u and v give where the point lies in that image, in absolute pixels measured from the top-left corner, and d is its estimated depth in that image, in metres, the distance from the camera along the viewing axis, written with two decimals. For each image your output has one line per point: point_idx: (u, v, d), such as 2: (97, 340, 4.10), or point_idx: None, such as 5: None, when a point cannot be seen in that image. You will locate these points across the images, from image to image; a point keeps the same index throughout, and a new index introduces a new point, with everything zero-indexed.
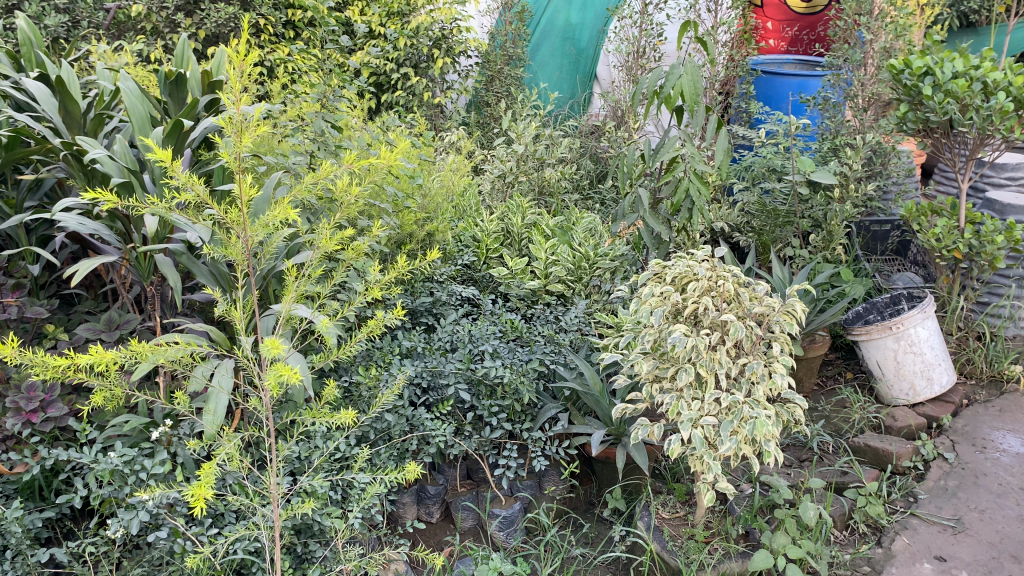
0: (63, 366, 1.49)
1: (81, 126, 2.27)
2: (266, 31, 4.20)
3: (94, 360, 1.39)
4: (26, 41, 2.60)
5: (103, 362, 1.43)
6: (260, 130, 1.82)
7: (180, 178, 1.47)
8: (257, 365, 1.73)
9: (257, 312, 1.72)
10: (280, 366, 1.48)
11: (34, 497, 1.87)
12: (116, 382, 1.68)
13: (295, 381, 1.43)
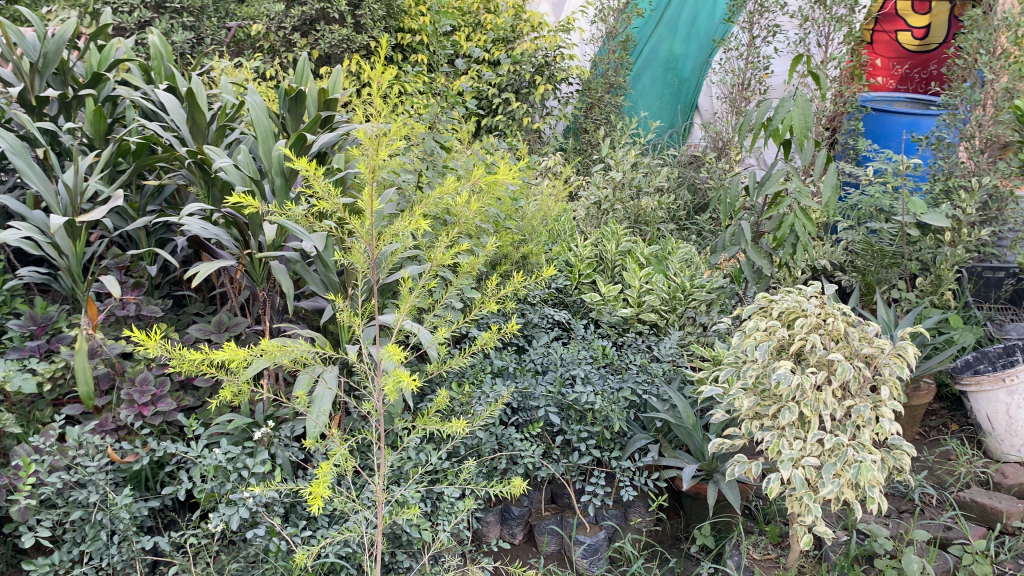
0: (199, 360, 1.57)
1: (204, 136, 2.38)
2: (376, 53, 4.35)
3: (228, 356, 1.46)
4: (157, 55, 2.76)
5: (237, 359, 1.51)
6: (377, 146, 1.88)
7: (313, 187, 1.55)
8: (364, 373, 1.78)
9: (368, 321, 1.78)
10: (396, 371, 1.52)
11: (140, 486, 1.95)
12: (241, 380, 1.76)
13: (410, 388, 1.46)
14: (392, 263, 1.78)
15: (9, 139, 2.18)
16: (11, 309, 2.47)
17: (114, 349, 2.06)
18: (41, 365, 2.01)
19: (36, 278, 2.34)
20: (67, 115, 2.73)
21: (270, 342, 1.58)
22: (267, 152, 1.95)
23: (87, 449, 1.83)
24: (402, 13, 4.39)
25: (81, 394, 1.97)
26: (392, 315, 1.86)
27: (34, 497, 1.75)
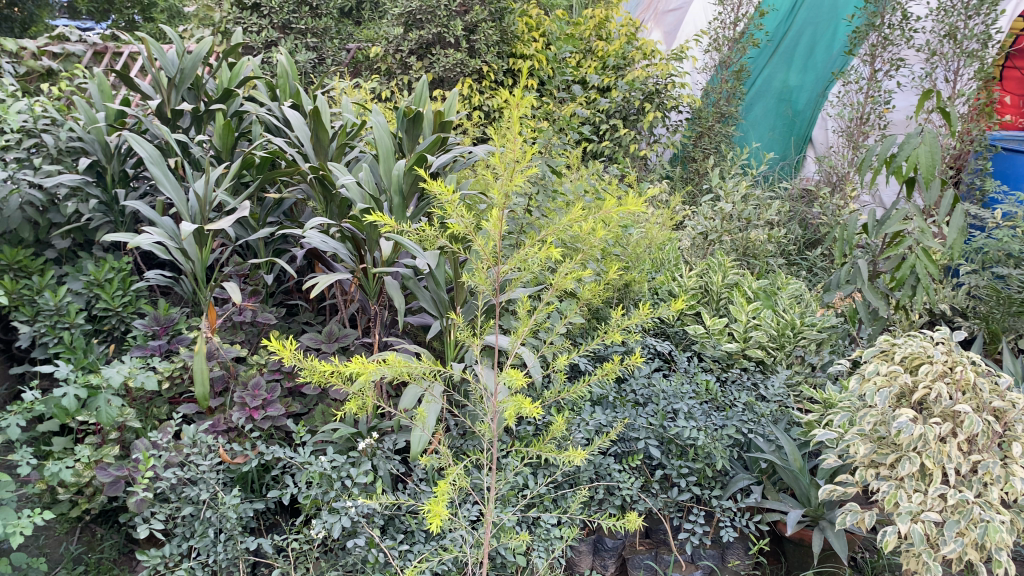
0: (326, 371, 1.62)
1: (325, 153, 2.47)
2: (487, 77, 4.44)
3: (356, 370, 1.48)
4: (284, 74, 2.89)
5: (365, 373, 1.53)
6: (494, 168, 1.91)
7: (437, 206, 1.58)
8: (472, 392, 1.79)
9: (477, 343, 1.79)
10: (519, 396, 1.53)
11: (247, 488, 2.02)
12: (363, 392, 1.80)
13: (537, 416, 1.47)
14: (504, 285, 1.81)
15: (148, 150, 2.31)
16: (137, 309, 2.61)
17: (229, 353, 2.15)
18: (163, 364, 2.11)
19: (162, 280, 2.47)
20: (198, 128, 2.89)
21: (397, 359, 1.60)
22: (387, 171, 2.01)
23: (201, 448, 1.91)
24: (515, 39, 4.53)
25: (198, 395, 2.05)
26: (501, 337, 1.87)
27: (150, 490, 1.83)
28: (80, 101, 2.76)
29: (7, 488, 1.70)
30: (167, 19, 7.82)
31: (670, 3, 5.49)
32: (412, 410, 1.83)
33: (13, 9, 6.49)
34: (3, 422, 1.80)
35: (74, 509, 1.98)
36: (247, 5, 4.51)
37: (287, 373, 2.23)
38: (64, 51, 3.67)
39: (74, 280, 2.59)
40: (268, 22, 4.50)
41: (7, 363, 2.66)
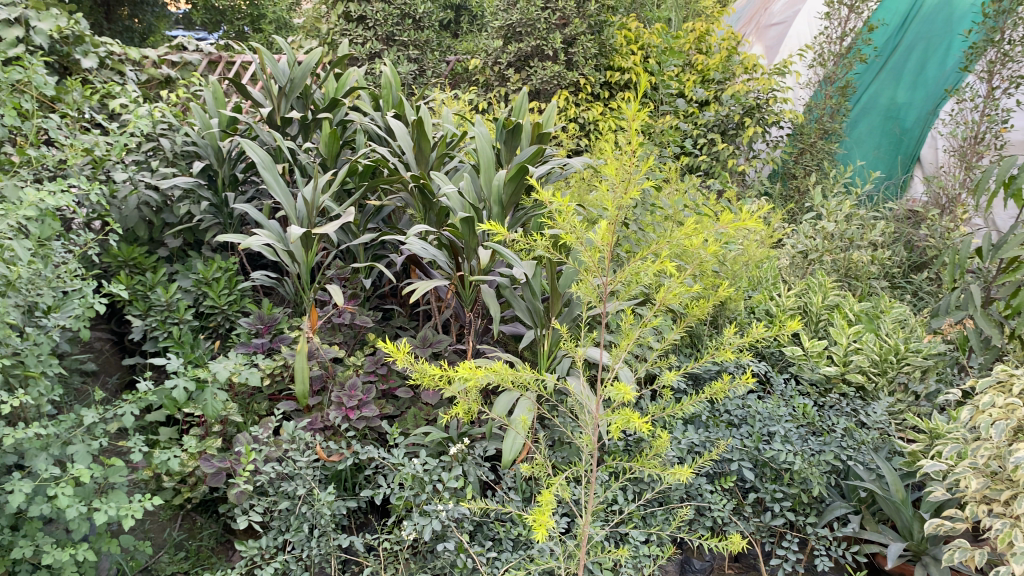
0: (436, 374, 1.64)
1: (426, 163, 2.53)
2: (584, 89, 4.46)
3: (465, 375, 1.49)
4: (388, 84, 2.97)
5: (473, 377, 1.55)
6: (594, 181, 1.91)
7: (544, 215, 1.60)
8: (567, 404, 1.79)
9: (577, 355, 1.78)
10: (628, 410, 1.48)
11: (341, 486, 2.07)
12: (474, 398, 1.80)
13: (646, 433, 1.41)
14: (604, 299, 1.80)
15: (260, 155, 2.41)
16: (241, 308, 2.71)
17: (328, 354, 2.22)
18: (265, 362, 2.19)
19: (266, 281, 2.57)
20: (305, 136, 2.99)
21: (504, 366, 1.62)
22: (488, 182, 2.03)
23: (299, 444, 1.97)
24: (613, 51, 4.54)
25: (298, 393, 2.12)
26: (600, 351, 1.85)
27: (250, 483, 1.90)
28: (196, 108, 2.90)
29: (120, 473, 1.79)
30: (275, 29, 8.18)
31: (774, 17, 5.45)
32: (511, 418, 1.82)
33: (135, 20, 6.89)
34: (118, 410, 1.90)
35: (177, 497, 2.07)
36: (353, 18, 4.67)
37: (382, 376, 2.29)
38: (182, 61, 3.86)
39: (185, 278, 2.72)
40: (373, 34, 4.65)
41: (119, 354, 2.80)
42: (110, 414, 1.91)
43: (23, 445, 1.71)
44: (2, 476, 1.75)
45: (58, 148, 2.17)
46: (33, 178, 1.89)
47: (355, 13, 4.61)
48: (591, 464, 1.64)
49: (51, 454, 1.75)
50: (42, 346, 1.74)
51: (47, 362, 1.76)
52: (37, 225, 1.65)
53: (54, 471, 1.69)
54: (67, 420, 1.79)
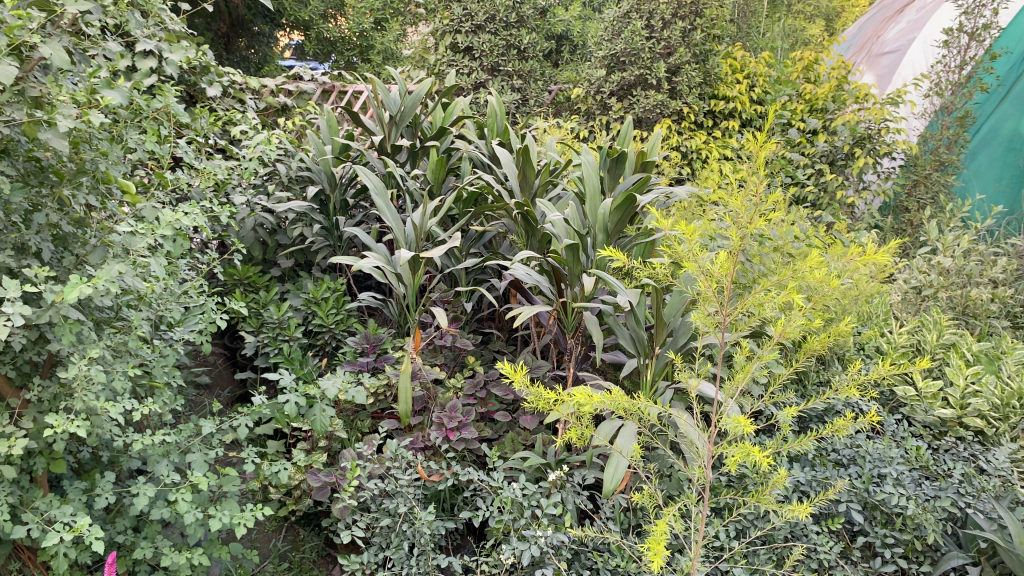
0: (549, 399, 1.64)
1: (530, 190, 2.56)
2: (688, 118, 4.44)
3: (580, 401, 1.49)
4: (493, 113, 3.03)
5: (586, 403, 1.54)
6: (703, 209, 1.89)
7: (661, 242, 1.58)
8: (674, 435, 1.76)
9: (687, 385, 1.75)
10: (747, 443, 1.43)
11: (440, 506, 2.11)
12: (584, 425, 1.79)
13: (769, 468, 1.36)
14: (715, 330, 1.76)
15: (372, 181, 2.50)
16: (348, 327, 2.80)
17: (430, 375, 2.27)
18: (370, 380, 2.26)
19: (373, 302, 2.65)
20: (412, 163, 3.08)
21: (618, 394, 1.62)
22: (594, 209, 2.04)
23: (401, 463, 2.02)
24: (718, 80, 4.51)
25: (402, 412, 2.17)
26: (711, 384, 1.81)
27: (354, 498, 1.96)
28: (312, 135, 3.03)
29: (233, 482, 1.87)
30: (382, 59, 8.49)
31: (887, 46, 5.30)
32: (616, 445, 1.81)
33: (252, 51, 7.23)
34: (234, 421, 1.98)
35: (283, 509, 2.14)
36: (460, 48, 4.81)
37: (481, 399, 2.32)
38: (298, 90, 4.05)
39: (296, 297, 2.84)
40: (479, 65, 4.78)
41: (232, 368, 2.95)
42: (225, 425, 2.00)
43: (147, 451, 1.80)
44: (128, 479, 1.85)
45: (187, 171, 2.30)
46: (165, 200, 2.01)
47: (462, 44, 4.74)
48: (698, 498, 1.62)
49: (172, 461, 1.83)
50: (168, 358, 1.84)
51: (172, 373, 1.85)
52: (169, 243, 1.75)
53: (175, 477, 1.78)
54: (187, 430, 1.88)
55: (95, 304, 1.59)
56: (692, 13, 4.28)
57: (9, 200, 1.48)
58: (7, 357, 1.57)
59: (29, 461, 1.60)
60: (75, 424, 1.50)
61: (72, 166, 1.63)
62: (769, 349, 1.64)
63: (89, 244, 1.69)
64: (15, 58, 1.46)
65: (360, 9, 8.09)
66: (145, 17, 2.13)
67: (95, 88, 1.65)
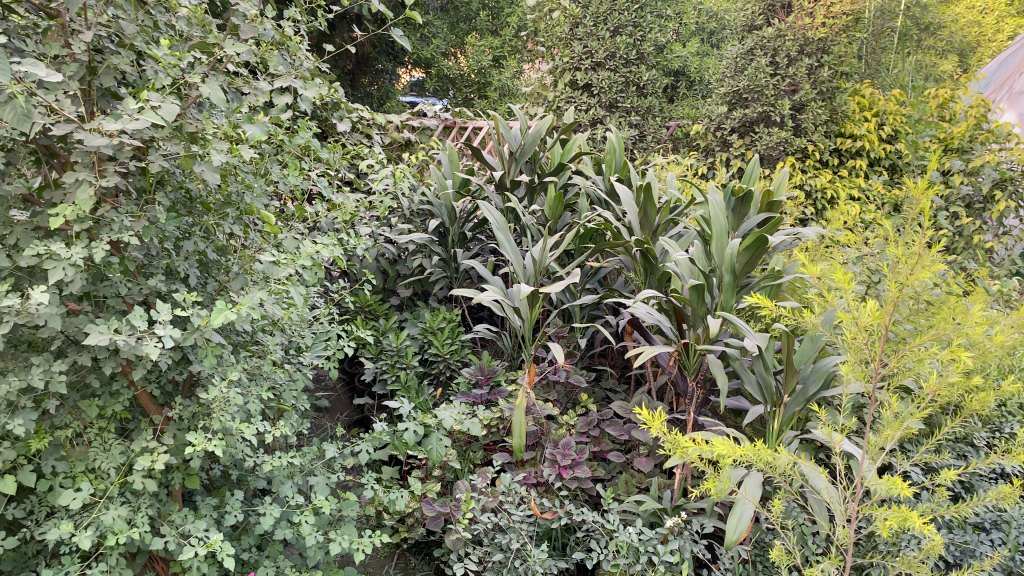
0: (678, 443, 1.59)
1: (650, 227, 2.54)
2: (812, 156, 4.33)
3: (717, 449, 1.43)
4: (611, 149, 3.02)
5: (720, 452, 1.49)
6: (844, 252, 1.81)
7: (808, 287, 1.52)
8: (807, 490, 1.68)
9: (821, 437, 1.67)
10: (899, 504, 1.35)
11: (552, 545, 2.09)
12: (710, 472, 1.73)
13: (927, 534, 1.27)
14: (853, 382, 1.68)
15: (495, 216, 2.55)
16: (464, 358, 2.84)
17: (544, 411, 2.27)
18: (485, 413, 2.27)
19: (487, 334, 2.68)
20: (530, 198, 3.12)
21: (759, 446, 1.56)
22: (720, 250, 1.98)
23: (515, 498, 2.02)
24: (845, 118, 4.40)
25: (516, 447, 2.17)
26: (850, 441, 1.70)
27: (468, 531, 1.97)
28: (435, 169, 3.11)
29: (353, 507, 1.91)
30: (499, 96, 8.70)
31: None
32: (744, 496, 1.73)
33: (375, 87, 7.51)
34: (355, 446, 2.03)
35: (396, 535, 2.18)
36: (580, 85, 4.90)
37: (595, 438, 2.30)
38: (421, 126, 4.19)
39: (414, 326, 2.91)
40: (597, 101, 4.86)
41: (350, 393, 3.05)
42: (347, 450, 2.05)
43: (273, 472, 1.87)
44: (254, 498, 1.92)
45: (320, 203, 2.40)
46: (301, 231, 2.11)
47: (581, 81, 4.84)
48: (832, 556, 1.55)
49: (297, 483, 1.89)
50: (298, 382, 1.91)
51: (299, 397, 1.92)
52: (305, 272, 1.82)
53: (299, 499, 1.83)
54: (310, 453, 1.94)
55: (236, 329, 1.67)
56: (820, 50, 4.18)
57: (164, 229, 1.58)
58: (153, 377, 1.67)
59: (167, 476, 1.68)
60: (213, 443, 1.56)
61: (219, 198, 1.73)
62: (918, 405, 1.54)
63: (232, 271, 1.79)
64: (175, 95, 1.58)
65: (479, 47, 8.33)
66: (290, 59, 2.25)
67: (242, 124, 1.74)
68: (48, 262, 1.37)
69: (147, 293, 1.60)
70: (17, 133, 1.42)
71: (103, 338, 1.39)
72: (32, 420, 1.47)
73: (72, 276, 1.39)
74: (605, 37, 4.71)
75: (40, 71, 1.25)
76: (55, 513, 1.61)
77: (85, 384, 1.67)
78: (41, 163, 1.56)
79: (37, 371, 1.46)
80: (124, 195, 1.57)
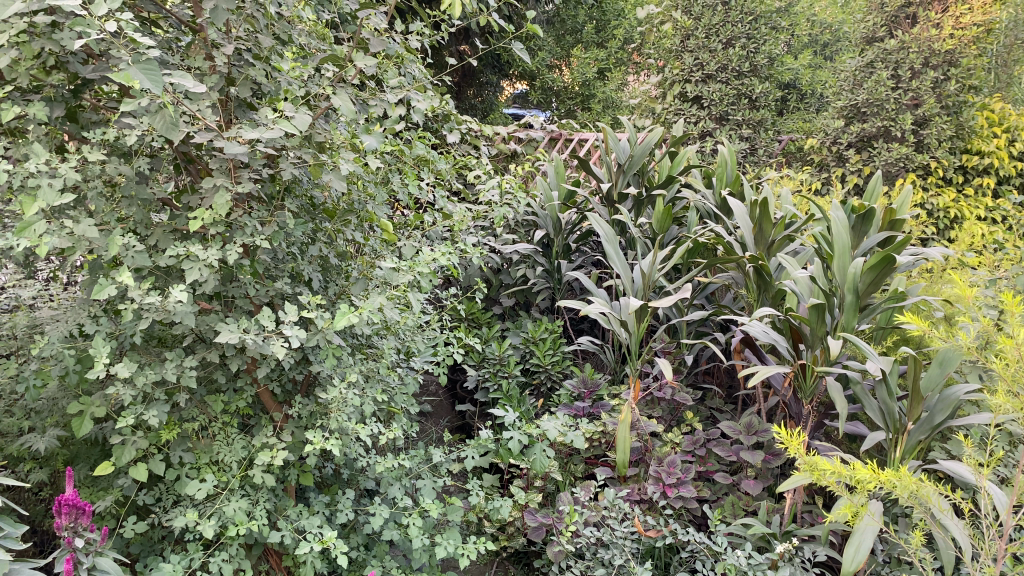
0: (816, 465, 1.53)
1: (764, 243, 2.47)
2: (935, 173, 4.14)
3: (866, 472, 1.37)
4: (723, 163, 2.91)
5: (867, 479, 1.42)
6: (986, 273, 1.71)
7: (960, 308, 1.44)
8: (939, 526, 1.59)
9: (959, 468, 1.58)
10: None
11: (654, 563, 2.06)
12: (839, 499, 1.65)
13: None
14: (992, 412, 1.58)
15: (605, 228, 2.54)
16: (566, 370, 2.83)
17: (649, 427, 2.24)
18: (588, 426, 2.26)
19: (591, 347, 2.67)
20: (637, 211, 3.09)
21: (902, 474, 1.49)
22: (842, 269, 1.91)
23: (618, 513, 2.01)
24: (972, 134, 4.19)
25: (620, 461, 2.15)
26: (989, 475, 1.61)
27: (570, 543, 1.96)
28: (543, 180, 3.12)
29: (458, 512, 1.94)
30: (602, 107, 8.64)
31: None
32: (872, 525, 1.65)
33: (479, 99, 7.58)
34: (461, 452, 2.06)
35: (496, 544, 2.19)
36: (689, 97, 4.86)
37: (700, 457, 2.25)
38: (528, 137, 4.23)
39: (516, 336, 2.92)
40: (707, 114, 4.80)
41: (452, 399, 3.09)
42: (453, 455, 2.07)
43: (383, 473, 1.91)
44: (363, 498, 1.97)
45: (433, 212, 2.45)
46: (414, 238, 2.16)
47: (691, 93, 4.81)
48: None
49: (405, 485, 1.93)
50: (408, 386, 1.94)
51: (410, 401, 1.97)
52: (420, 279, 1.86)
53: (406, 501, 1.86)
54: (419, 456, 1.98)
55: (354, 332, 1.72)
56: (946, 63, 3.99)
57: (291, 234, 1.64)
58: (274, 375, 1.74)
59: (284, 472, 1.74)
60: (330, 442, 1.61)
61: (342, 205, 1.80)
62: None
63: (351, 276, 1.84)
64: (306, 107, 1.65)
65: (585, 59, 8.36)
66: (411, 72, 2.32)
67: (364, 134, 1.80)
68: (187, 262, 1.44)
69: (273, 295, 1.67)
70: (162, 141, 1.50)
71: (233, 337, 1.45)
72: (165, 412, 1.55)
73: (207, 276, 1.46)
74: (717, 49, 4.67)
75: (188, 83, 1.32)
76: (180, 501, 1.69)
77: (211, 380, 1.75)
78: (180, 169, 1.65)
79: (171, 366, 1.54)
80: (256, 202, 1.64)
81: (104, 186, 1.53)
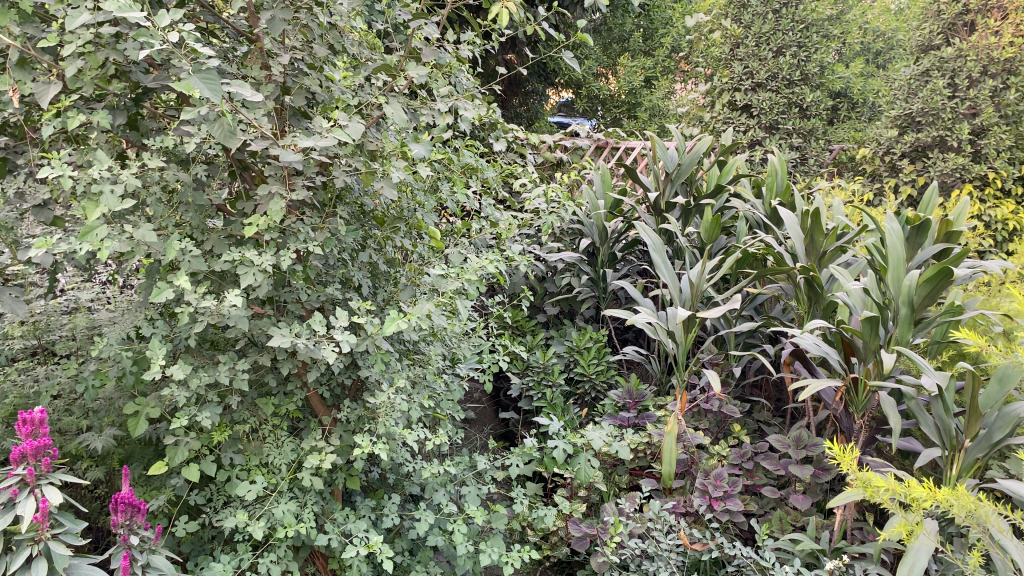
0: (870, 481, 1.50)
1: (815, 255, 2.43)
2: (993, 184, 4.04)
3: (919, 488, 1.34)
4: (773, 172, 2.86)
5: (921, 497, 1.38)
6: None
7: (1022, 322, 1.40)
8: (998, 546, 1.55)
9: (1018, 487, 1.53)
10: None
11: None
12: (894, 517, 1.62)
13: None
14: None
15: (653, 237, 2.53)
16: (611, 380, 2.82)
17: (695, 439, 2.22)
18: (633, 436, 2.25)
19: (636, 357, 2.65)
20: (685, 221, 3.06)
21: (959, 493, 1.45)
22: (897, 281, 1.88)
23: (663, 525, 1.99)
24: None
25: (665, 473, 2.13)
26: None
27: (615, 554, 1.95)
28: (590, 189, 3.12)
29: (502, 520, 1.94)
30: (649, 116, 8.58)
31: None
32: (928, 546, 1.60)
33: (526, 107, 7.60)
34: (505, 460, 2.06)
35: (540, 552, 2.19)
36: (738, 106, 4.82)
37: (747, 471, 2.22)
38: (575, 145, 4.23)
39: (561, 345, 2.92)
40: (756, 122, 4.76)
41: (496, 407, 3.10)
42: (498, 463, 2.08)
43: (428, 479, 1.92)
44: (408, 503, 1.98)
45: (480, 220, 2.47)
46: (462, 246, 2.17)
47: (740, 101, 4.77)
48: None
49: (450, 491, 1.94)
50: (455, 393, 1.95)
51: (455, 408, 1.97)
52: (468, 287, 1.87)
53: (451, 507, 1.87)
54: (463, 463, 1.98)
55: (402, 339, 1.74)
56: (1005, 71, 3.90)
57: (341, 240, 1.67)
58: (324, 380, 1.77)
59: (331, 475, 1.76)
60: (377, 446, 1.63)
61: (391, 212, 1.82)
62: None
63: (399, 283, 1.86)
64: (359, 116, 1.67)
65: (633, 67, 8.35)
66: (461, 81, 2.34)
67: (416, 142, 1.82)
68: (242, 267, 1.47)
69: (323, 300, 1.69)
70: (220, 148, 1.54)
71: (285, 341, 1.48)
72: (217, 414, 1.58)
73: (261, 281, 1.49)
74: (767, 57, 4.63)
75: (246, 92, 1.35)
76: (231, 502, 1.72)
77: (262, 384, 1.78)
78: (235, 176, 1.68)
79: (224, 369, 1.57)
80: (309, 208, 1.67)
81: (163, 191, 1.57)
